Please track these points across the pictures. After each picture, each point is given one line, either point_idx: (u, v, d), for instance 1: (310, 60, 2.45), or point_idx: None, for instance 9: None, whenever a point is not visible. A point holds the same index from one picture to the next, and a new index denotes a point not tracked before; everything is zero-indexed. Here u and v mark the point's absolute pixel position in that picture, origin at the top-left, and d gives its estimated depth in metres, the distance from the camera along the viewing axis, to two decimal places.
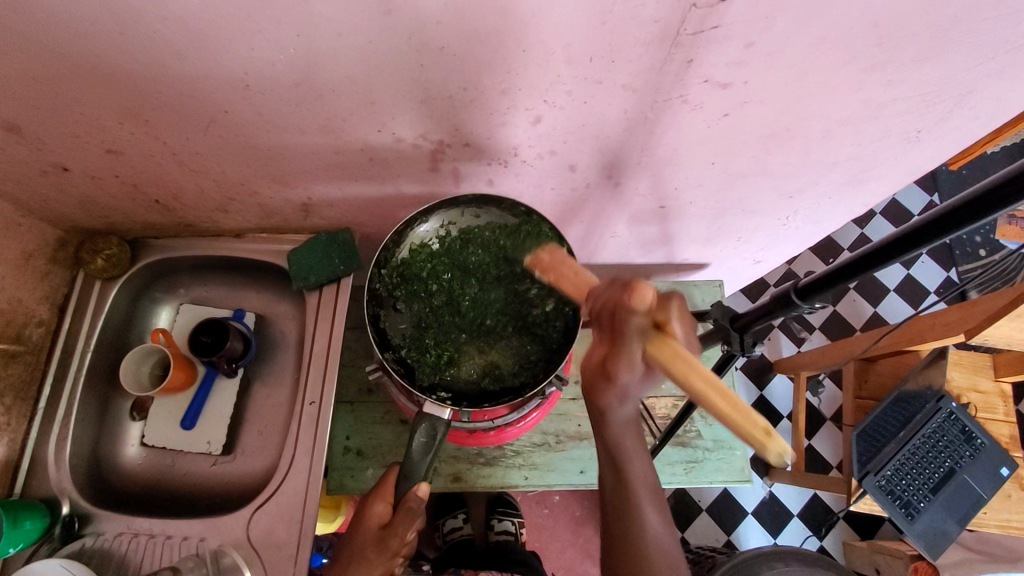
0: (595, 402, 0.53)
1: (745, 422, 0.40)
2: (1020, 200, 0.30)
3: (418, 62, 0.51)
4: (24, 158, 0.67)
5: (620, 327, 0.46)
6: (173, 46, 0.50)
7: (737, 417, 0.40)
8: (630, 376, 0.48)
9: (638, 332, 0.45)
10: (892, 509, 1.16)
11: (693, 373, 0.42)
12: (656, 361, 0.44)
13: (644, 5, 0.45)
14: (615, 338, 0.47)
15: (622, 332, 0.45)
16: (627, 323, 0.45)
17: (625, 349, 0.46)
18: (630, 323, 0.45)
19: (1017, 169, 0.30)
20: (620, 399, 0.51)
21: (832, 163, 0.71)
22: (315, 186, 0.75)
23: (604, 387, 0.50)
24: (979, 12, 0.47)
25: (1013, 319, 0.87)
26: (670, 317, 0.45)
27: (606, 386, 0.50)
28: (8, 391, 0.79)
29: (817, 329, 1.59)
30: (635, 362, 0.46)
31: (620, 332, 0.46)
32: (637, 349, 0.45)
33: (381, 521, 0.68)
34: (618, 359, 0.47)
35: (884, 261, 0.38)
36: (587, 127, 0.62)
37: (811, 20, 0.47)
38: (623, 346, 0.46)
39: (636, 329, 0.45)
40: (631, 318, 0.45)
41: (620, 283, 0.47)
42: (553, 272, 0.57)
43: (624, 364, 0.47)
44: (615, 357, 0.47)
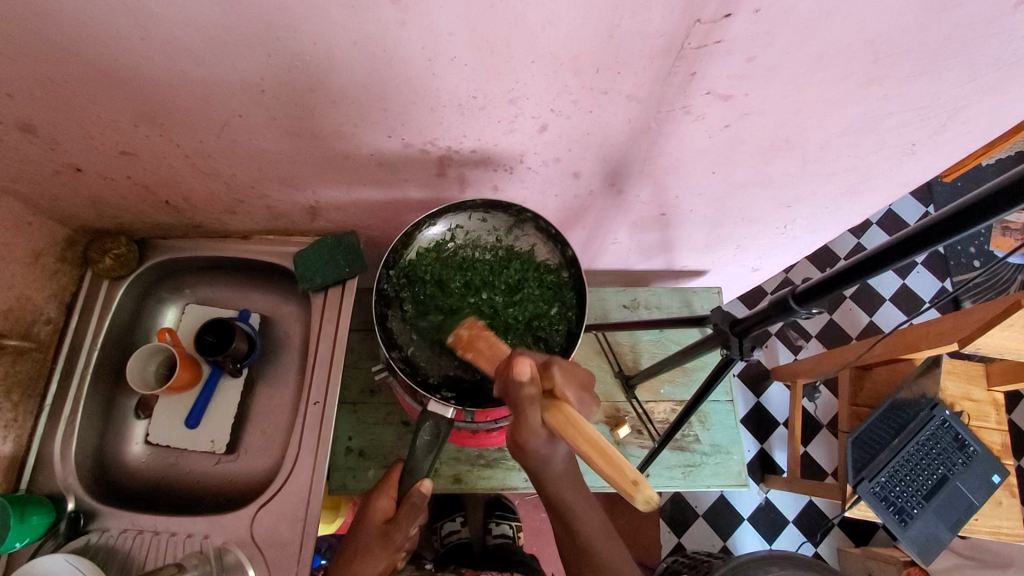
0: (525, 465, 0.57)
1: (618, 474, 0.46)
2: (1004, 213, 0.32)
3: (430, 70, 0.53)
4: (38, 158, 0.68)
5: (515, 404, 0.53)
6: (192, 52, 0.51)
7: (615, 473, 0.46)
8: (537, 442, 0.54)
9: (532, 403, 0.52)
10: (885, 515, 1.17)
11: (580, 437, 0.49)
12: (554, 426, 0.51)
13: (650, 20, 0.46)
14: (515, 411, 0.53)
15: (518, 404, 0.52)
16: (520, 396, 0.52)
17: (526, 420, 0.52)
18: (523, 395, 0.52)
19: (1001, 184, 0.32)
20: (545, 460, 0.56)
21: (829, 173, 0.73)
22: (323, 189, 0.76)
23: (522, 455, 0.55)
24: (972, 31, 0.49)
25: (1005, 329, 0.88)
26: (556, 385, 0.53)
27: (524, 453, 0.55)
28: (15, 387, 0.80)
29: (812, 337, 1.61)
30: (538, 431, 0.53)
31: (517, 404, 0.52)
32: (535, 418, 0.52)
33: (385, 515, 0.69)
34: (521, 429, 0.53)
35: (878, 270, 0.40)
36: (592, 136, 0.63)
37: (810, 37, 0.48)
38: (522, 416, 0.52)
39: (529, 403, 0.52)
40: (523, 391, 0.52)
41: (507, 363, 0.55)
42: (471, 349, 0.61)
43: (530, 434, 0.53)
44: (518, 428, 0.53)
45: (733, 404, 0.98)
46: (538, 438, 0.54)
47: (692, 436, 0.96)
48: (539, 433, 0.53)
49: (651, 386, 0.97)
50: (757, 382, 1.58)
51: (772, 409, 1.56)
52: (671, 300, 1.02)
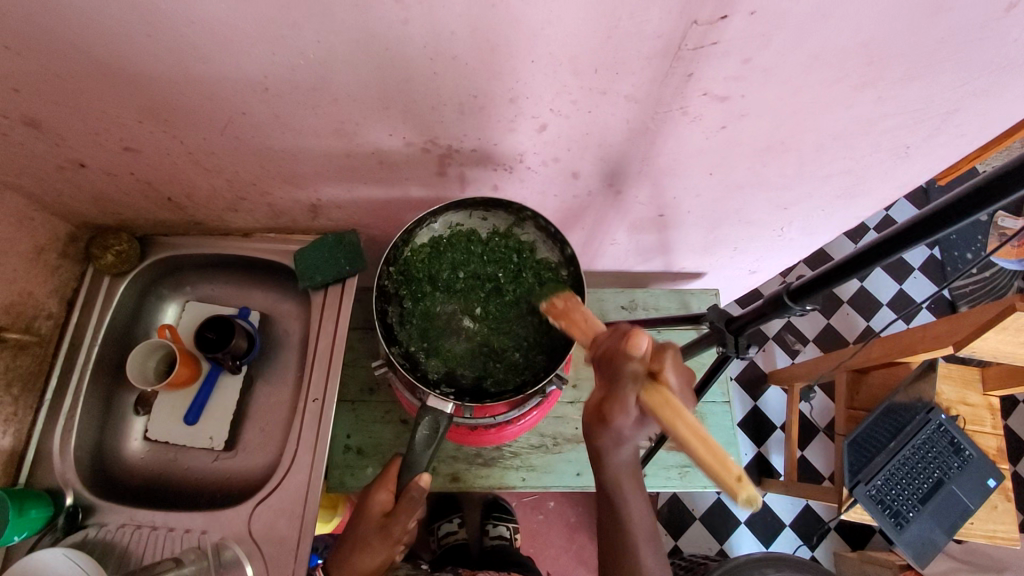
0: (594, 444, 0.55)
1: (721, 469, 0.42)
2: (989, 207, 0.33)
3: (431, 69, 0.54)
4: (43, 154, 0.69)
5: (614, 372, 0.50)
6: (197, 49, 0.52)
7: (716, 464, 0.42)
8: (625, 419, 0.51)
9: (633, 378, 0.49)
10: (881, 518, 1.18)
11: (681, 425, 0.45)
12: (649, 405, 0.48)
13: (648, 21, 0.47)
14: (610, 383, 0.51)
15: (618, 376, 0.50)
16: (623, 368, 0.50)
17: (620, 392, 0.50)
18: (626, 369, 0.49)
19: (985, 179, 0.33)
20: (618, 442, 0.53)
21: (825, 176, 0.74)
22: (325, 187, 0.77)
23: (598, 429, 0.53)
24: (963, 34, 0.50)
25: (1000, 332, 0.89)
26: (664, 366, 0.49)
27: (604, 429, 0.53)
28: (16, 381, 0.81)
29: (810, 341, 1.62)
30: (629, 407, 0.50)
31: (616, 376, 0.50)
32: (631, 394, 0.49)
33: (384, 509, 0.70)
34: (613, 399, 0.50)
35: (868, 266, 0.40)
36: (590, 136, 0.64)
37: (805, 39, 0.49)
38: (617, 389, 0.50)
39: (631, 376, 0.49)
40: (628, 365, 0.49)
41: (621, 332, 0.52)
42: (564, 318, 0.60)
43: (619, 408, 0.50)
44: (609, 400, 0.51)
45: (730, 405, 0.99)
46: (627, 417, 0.51)
47: None
48: (628, 411, 0.50)
49: None
50: (754, 386, 1.58)
51: (769, 413, 1.56)
52: (669, 302, 1.03)
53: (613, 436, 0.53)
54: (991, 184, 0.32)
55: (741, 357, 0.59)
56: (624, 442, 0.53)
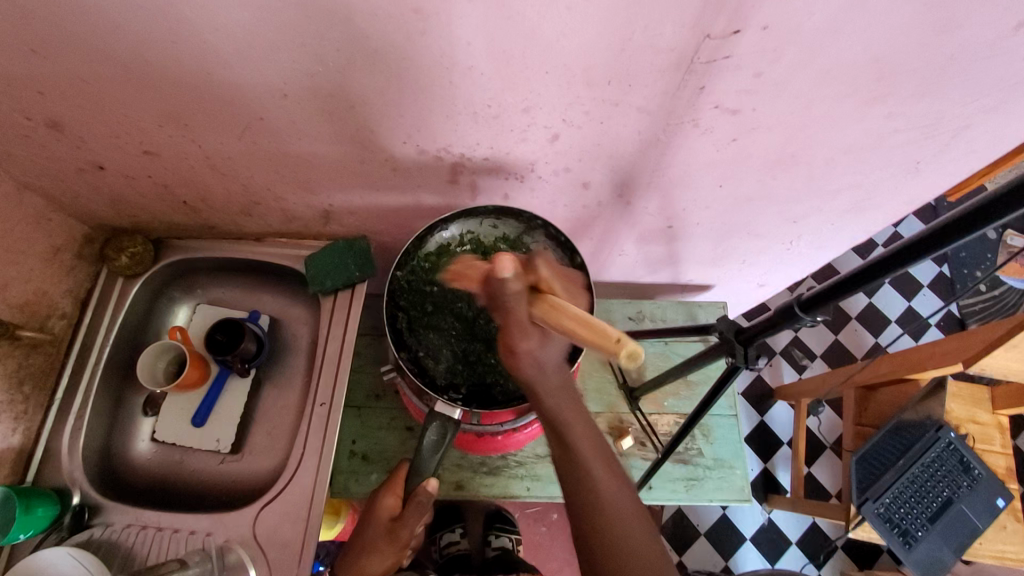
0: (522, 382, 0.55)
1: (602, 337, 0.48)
2: (996, 220, 0.33)
3: (447, 78, 0.55)
4: (64, 156, 0.71)
5: (501, 302, 0.54)
6: (219, 55, 0.53)
7: (596, 336, 0.48)
8: (529, 342, 0.53)
9: (519, 296, 0.53)
10: (890, 537, 1.15)
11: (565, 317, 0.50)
12: (539, 316, 0.53)
13: (661, 34, 0.48)
14: (504, 314, 0.54)
15: (503, 301, 0.53)
16: (505, 292, 0.53)
17: (515, 316, 0.53)
18: (508, 290, 0.53)
19: (993, 193, 0.33)
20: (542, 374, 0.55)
21: (834, 190, 0.74)
22: (338, 194, 0.78)
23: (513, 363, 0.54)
24: (974, 51, 0.50)
25: (1009, 350, 0.88)
26: (540, 277, 0.55)
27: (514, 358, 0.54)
28: (28, 379, 0.81)
29: (817, 357, 1.61)
30: (526, 327, 0.53)
31: (503, 303, 0.54)
32: (524, 314, 0.53)
33: (392, 513, 0.70)
34: (514, 328, 0.53)
35: (876, 278, 0.40)
36: (602, 147, 0.65)
37: (816, 55, 0.50)
38: (511, 315, 0.53)
39: (514, 297, 0.53)
40: (507, 286, 0.53)
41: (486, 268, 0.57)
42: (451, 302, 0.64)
43: (521, 332, 0.53)
44: (509, 332, 0.54)
45: (736, 419, 0.99)
46: (530, 338, 0.53)
47: (695, 449, 0.96)
48: (529, 331, 0.53)
49: (655, 398, 0.98)
50: (761, 401, 1.58)
51: (775, 428, 1.55)
52: (676, 313, 1.03)
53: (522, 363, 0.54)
54: (996, 200, 0.32)
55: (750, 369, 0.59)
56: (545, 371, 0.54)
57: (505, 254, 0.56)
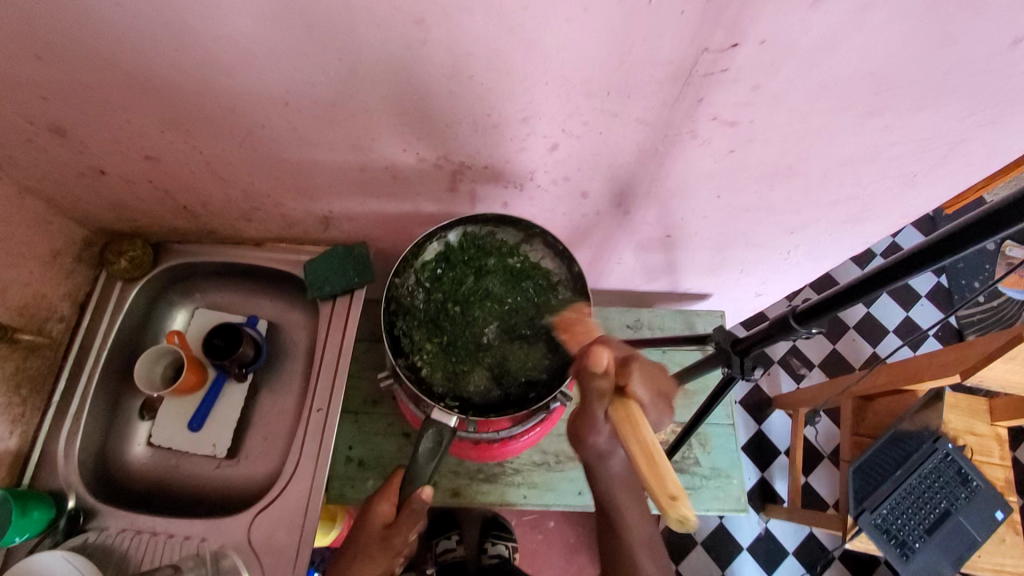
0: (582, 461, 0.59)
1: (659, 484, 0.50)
2: (984, 241, 0.34)
3: (448, 88, 0.55)
4: (65, 160, 0.71)
5: (584, 391, 0.55)
6: (222, 63, 0.54)
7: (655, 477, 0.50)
8: (598, 437, 0.55)
9: (602, 394, 0.54)
10: (887, 548, 1.15)
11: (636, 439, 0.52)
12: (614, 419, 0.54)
13: (660, 47, 0.49)
14: (581, 403, 0.56)
15: (584, 391, 0.55)
16: (590, 384, 0.54)
17: (587, 409, 0.55)
18: (593, 387, 0.54)
19: (980, 214, 0.33)
20: (599, 455, 0.57)
21: (831, 202, 0.74)
22: (338, 200, 0.78)
23: (580, 448, 0.57)
24: (970, 66, 0.50)
25: (1007, 362, 0.88)
26: (630, 382, 0.54)
27: (582, 445, 0.57)
28: (25, 383, 0.81)
29: (815, 366, 1.61)
30: (597, 425, 0.55)
31: (586, 395, 0.55)
32: (599, 411, 0.54)
33: (386, 521, 0.69)
34: (585, 419, 0.55)
35: (869, 293, 0.41)
36: (600, 156, 0.65)
37: (814, 69, 0.50)
38: (585, 406, 0.55)
39: (597, 393, 0.54)
40: (594, 381, 0.54)
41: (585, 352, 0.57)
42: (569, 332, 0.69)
43: (590, 427, 0.55)
44: (580, 420, 0.56)
45: (733, 428, 0.98)
46: (599, 433, 0.55)
47: (692, 458, 0.96)
48: (601, 427, 0.55)
49: None
50: (759, 410, 1.57)
51: (773, 437, 1.55)
52: (674, 322, 1.03)
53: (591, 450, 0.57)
54: (984, 220, 0.33)
55: (746, 380, 0.59)
56: (607, 460, 0.58)
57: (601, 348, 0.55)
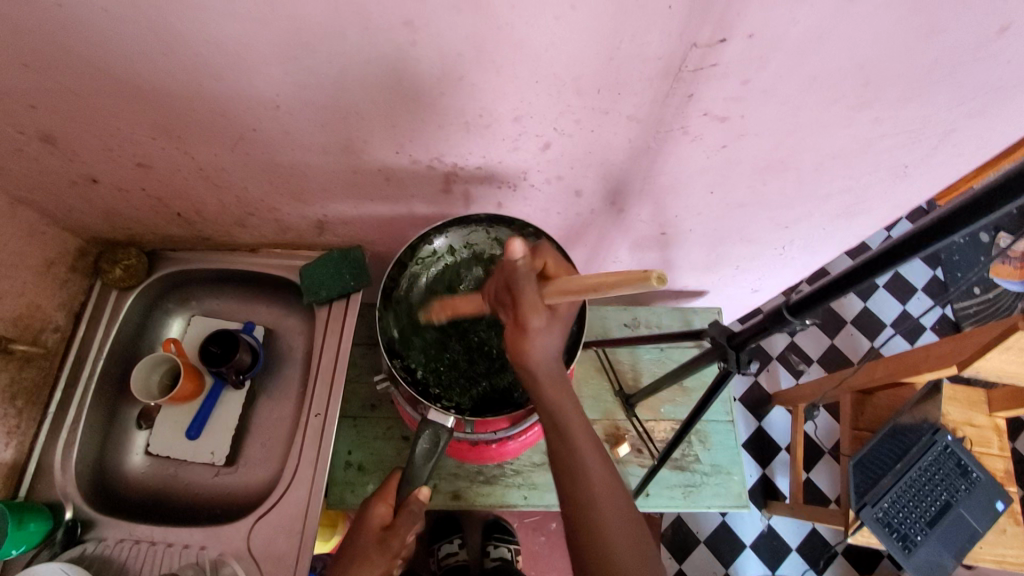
0: (523, 358, 0.56)
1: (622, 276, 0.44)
2: (970, 226, 0.34)
3: (438, 89, 0.55)
4: (56, 169, 0.71)
5: (513, 285, 0.53)
6: (212, 68, 0.54)
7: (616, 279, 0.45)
8: (540, 318, 0.53)
9: (528, 276, 0.53)
10: (889, 541, 1.15)
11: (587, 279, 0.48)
12: (549, 296, 0.52)
13: (648, 44, 0.49)
14: (513, 293, 0.54)
15: (514, 281, 0.53)
16: (517, 274, 0.53)
17: (523, 296, 0.53)
18: (518, 272, 0.53)
19: (967, 201, 0.34)
20: (541, 350, 0.56)
21: (824, 195, 0.74)
22: (332, 204, 0.78)
23: (522, 340, 0.55)
24: (957, 56, 0.51)
25: (1004, 352, 0.88)
26: (546, 263, 0.55)
27: (523, 337, 0.55)
28: (20, 394, 0.81)
29: (814, 361, 1.61)
30: (538, 305, 0.53)
31: (515, 285, 0.53)
32: (536, 292, 0.53)
33: (383, 522, 0.69)
34: (524, 310, 0.53)
35: (861, 282, 0.41)
36: (592, 155, 0.66)
37: (800, 63, 0.51)
38: (519, 295, 0.53)
39: (524, 279, 0.53)
40: (518, 266, 0.53)
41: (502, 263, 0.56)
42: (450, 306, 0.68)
43: (533, 312, 0.53)
44: (519, 311, 0.54)
45: (732, 424, 0.98)
46: (539, 314, 0.53)
47: (692, 455, 0.96)
48: (539, 309, 0.53)
49: (651, 405, 0.98)
50: (758, 407, 1.58)
51: (773, 434, 1.55)
52: (672, 319, 1.03)
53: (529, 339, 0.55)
54: (968, 208, 0.34)
55: (743, 374, 0.59)
56: (544, 354, 0.56)
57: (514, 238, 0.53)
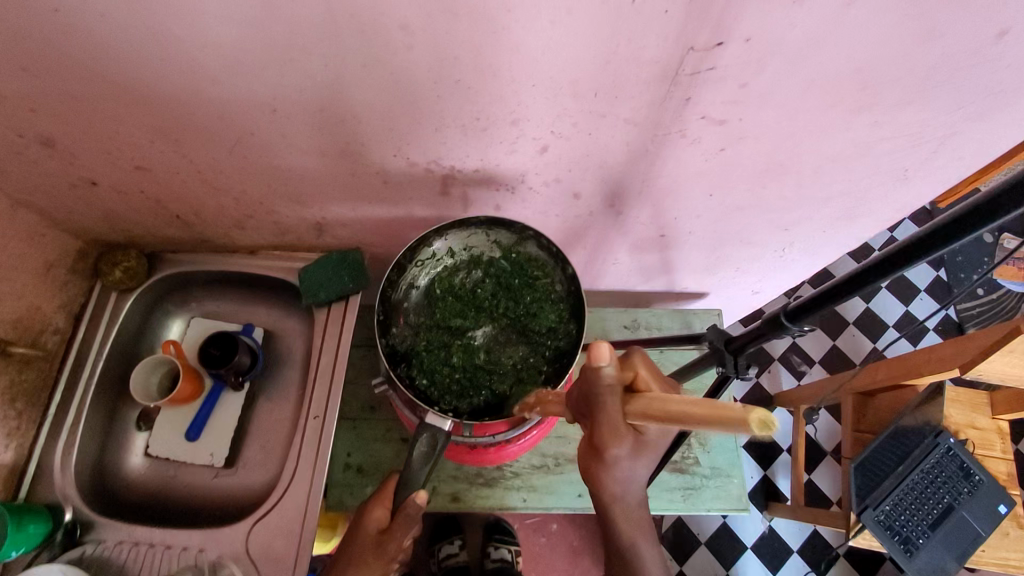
0: (601, 481, 0.55)
1: (714, 413, 0.37)
2: (972, 233, 0.34)
3: (436, 92, 0.55)
4: (55, 171, 0.71)
5: (594, 399, 0.47)
6: (209, 73, 0.54)
7: (713, 413, 0.37)
8: (621, 446, 0.49)
9: (613, 393, 0.46)
10: (891, 545, 1.15)
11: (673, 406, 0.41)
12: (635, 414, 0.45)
13: (645, 47, 0.49)
14: (596, 411, 0.48)
15: (595, 395, 0.47)
16: (598, 384, 0.46)
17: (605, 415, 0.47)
18: (602, 383, 0.46)
19: (969, 206, 0.33)
20: (622, 480, 0.55)
21: (824, 197, 0.74)
22: (330, 206, 0.78)
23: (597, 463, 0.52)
24: (957, 60, 0.50)
25: (1007, 354, 0.87)
26: (638, 375, 0.47)
27: (602, 460, 0.52)
28: (20, 396, 0.81)
29: (816, 362, 1.61)
30: (621, 432, 0.48)
31: (598, 400, 0.47)
32: (619, 414, 0.47)
33: (379, 526, 0.69)
34: (605, 431, 0.48)
35: (860, 288, 0.40)
36: (591, 157, 0.65)
37: (800, 65, 0.50)
38: (601, 413, 0.47)
39: (606, 392, 0.46)
40: (602, 379, 0.46)
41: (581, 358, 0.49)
42: (538, 403, 0.61)
43: (613, 436, 0.49)
44: (599, 433, 0.49)
45: (734, 427, 0.98)
46: (621, 441, 0.49)
47: (692, 458, 0.96)
48: (623, 434, 0.48)
49: None
50: (760, 408, 1.57)
51: (775, 435, 1.54)
52: (672, 321, 1.03)
53: (609, 463, 0.52)
54: (970, 214, 0.33)
55: (741, 379, 0.59)
56: (627, 485, 0.56)
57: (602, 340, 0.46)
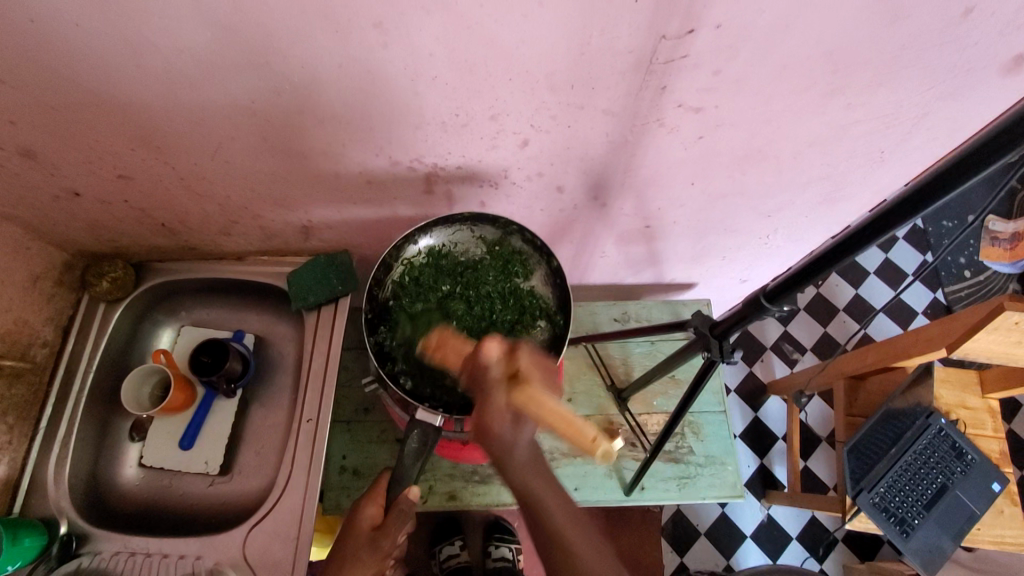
0: (488, 452, 0.57)
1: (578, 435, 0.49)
2: (924, 208, 0.35)
3: (413, 90, 0.56)
4: (37, 184, 0.71)
5: (482, 388, 0.55)
6: (187, 78, 0.54)
7: (572, 429, 0.49)
8: (501, 425, 0.54)
9: (496, 385, 0.54)
10: (886, 526, 1.17)
11: (542, 410, 0.50)
12: (514, 406, 0.53)
13: (618, 37, 0.49)
14: (482, 395, 0.55)
15: (482, 386, 0.54)
16: (485, 377, 0.54)
17: (489, 401, 0.53)
18: (488, 376, 0.54)
19: (920, 182, 0.35)
20: (507, 447, 0.56)
21: (805, 182, 0.75)
22: (315, 209, 0.78)
23: (483, 440, 0.56)
24: (924, 40, 0.51)
25: (991, 332, 0.89)
26: (520, 367, 0.54)
27: (487, 437, 0.55)
28: (11, 410, 0.81)
29: (808, 349, 1.62)
30: (500, 412, 0.54)
31: (483, 390, 0.54)
32: (501, 402, 0.53)
33: (373, 522, 0.69)
34: (486, 413, 0.54)
35: (830, 266, 0.42)
36: (572, 150, 0.66)
37: (770, 51, 0.51)
38: (485, 399, 0.54)
39: (493, 384, 0.54)
40: (488, 373, 0.54)
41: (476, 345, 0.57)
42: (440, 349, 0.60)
43: (493, 416, 0.54)
44: (482, 411, 0.54)
45: (726, 415, 0.99)
46: (501, 420, 0.54)
47: (686, 447, 0.97)
48: (501, 416, 0.54)
49: (643, 398, 0.98)
50: (754, 397, 1.58)
51: (769, 423, 1.55)
52: (661, 312, 1.03)
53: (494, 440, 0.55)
54: (920, 190, 0.35)
55: (728, 363, 0.59)
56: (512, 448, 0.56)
57: (493, 338, 0.56)
